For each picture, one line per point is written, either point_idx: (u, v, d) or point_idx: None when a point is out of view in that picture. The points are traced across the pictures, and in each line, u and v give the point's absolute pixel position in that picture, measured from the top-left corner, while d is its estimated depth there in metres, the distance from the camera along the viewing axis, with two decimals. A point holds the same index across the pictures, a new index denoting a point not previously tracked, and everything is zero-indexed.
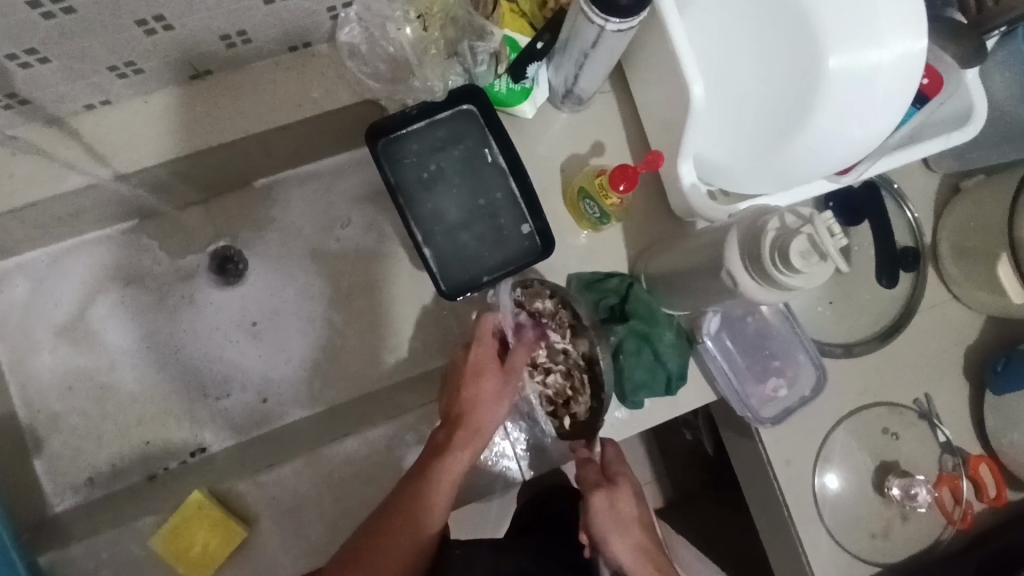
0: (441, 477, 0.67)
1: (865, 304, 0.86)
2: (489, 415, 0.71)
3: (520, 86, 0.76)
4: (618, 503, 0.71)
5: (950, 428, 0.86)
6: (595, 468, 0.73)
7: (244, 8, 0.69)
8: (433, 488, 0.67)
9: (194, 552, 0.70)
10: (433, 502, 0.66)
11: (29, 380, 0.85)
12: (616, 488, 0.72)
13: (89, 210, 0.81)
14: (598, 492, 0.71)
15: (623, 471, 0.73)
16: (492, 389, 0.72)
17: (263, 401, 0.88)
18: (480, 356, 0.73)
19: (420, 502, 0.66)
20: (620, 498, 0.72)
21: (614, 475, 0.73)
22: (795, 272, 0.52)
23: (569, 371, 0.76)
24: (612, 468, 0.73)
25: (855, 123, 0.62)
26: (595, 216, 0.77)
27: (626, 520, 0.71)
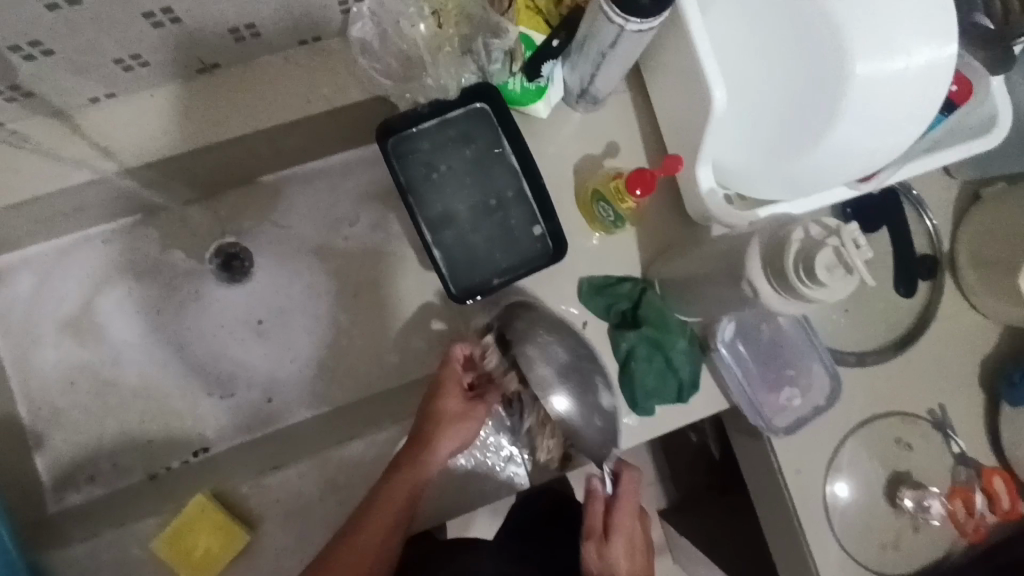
0: (395, 496, 0.66)
1: (880, 312, 0.85)
2: (449, 436, 0.69)
3: (535, 85, 0.74)
4: (612, 561, 0.66)
5: (964, 439, 0.84)
6: (598, 515, 0.68)
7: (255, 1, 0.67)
8: (383, 510, 0.65)
9: (196, 556, 0.70)
10: (383, 527, 0.64)
11: (31, 375, 0.84)
12: (611, 544, 0.66)
13: (94, 204, 0.80)
14: (593, 544, 0.67)
15: (625, 524, 0.67)
16: (453, 409, 0.70)
17: (268, 401, 0.87)
18: (449, 377, 0.71)
19: (371, 526, 0.64)
20: (614, 555, 0.66)
21: (615, 527, 0.67)
22: (818, 285, 0.51)
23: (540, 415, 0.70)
24: (615, 518, 0.67)
25: (881, 131, 0.61)
26: (610, 219, 0.76)
27: (616, 572, 0.66)
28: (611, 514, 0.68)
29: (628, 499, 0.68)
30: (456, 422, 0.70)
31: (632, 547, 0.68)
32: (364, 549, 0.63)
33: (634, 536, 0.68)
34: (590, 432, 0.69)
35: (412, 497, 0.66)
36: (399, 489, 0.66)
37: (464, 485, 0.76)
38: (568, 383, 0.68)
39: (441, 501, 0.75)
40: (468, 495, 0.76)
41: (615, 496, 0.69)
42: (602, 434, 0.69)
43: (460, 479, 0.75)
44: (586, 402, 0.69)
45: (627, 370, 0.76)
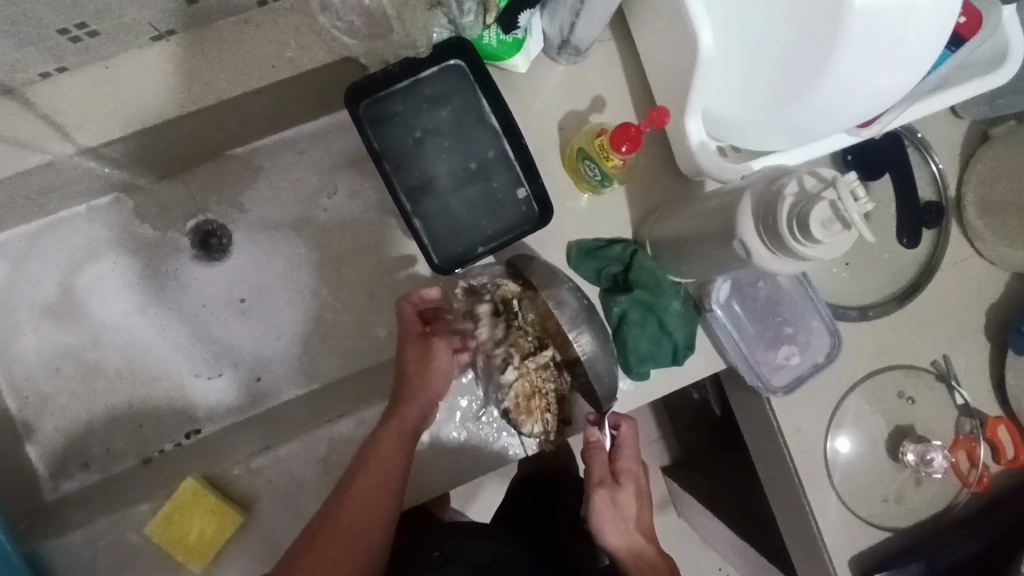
0: (389, 449, 0.66)
1: (882, 263, 0.82)
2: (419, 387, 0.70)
3: (512, 37, 0.69)
4: (621, 504, 0.71)
5: (969, 390, 0.82)
6: (604, 462, 0.72)
7: None
8: (378, 463, 0.65)
9: (190, 540, 0.68)
10: (382, 475, 0.65)
11: (15, 363, 0.83)
12: (622, 488, 0.71)
13: (61, 185, 0.77)
14: (604, 490, 0.70)
15: (629, 469, 0.72)
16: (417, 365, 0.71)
17: (257, 380, 0.86)
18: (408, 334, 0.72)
19: (360, 492, 0.64)
20: (623, 498, 0.71)
21: (621, 471, 0.72)
22: (814, 243, 0.47)
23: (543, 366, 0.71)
24: (621, 464, 0.72)
25: (880, 73, 0.56)
26: (597, 177, 0.72)
27: (629, 515, 0.71)
28: (614, 461, 0.73)
29: (629, 445, 0.73)
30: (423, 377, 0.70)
31: (637, 491, 0.72)
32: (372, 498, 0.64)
33: (641, 482, 0.73)
34: (602, 378, 0.69)
35: (408, 447, 0.67)
36: (393, 440, 0.67)
37: (460, 457, 0.74)
38: (586, 326, 0.68)
39: (440, 472, 0.73)
40: (463, 468, 0.74)
41: (614, 446, 0.73)
42: (610, 381, 0.69)
43: (453, 453, 0.73)
44: (602, 347, 0.68)
45: (619, 335, 0.73)
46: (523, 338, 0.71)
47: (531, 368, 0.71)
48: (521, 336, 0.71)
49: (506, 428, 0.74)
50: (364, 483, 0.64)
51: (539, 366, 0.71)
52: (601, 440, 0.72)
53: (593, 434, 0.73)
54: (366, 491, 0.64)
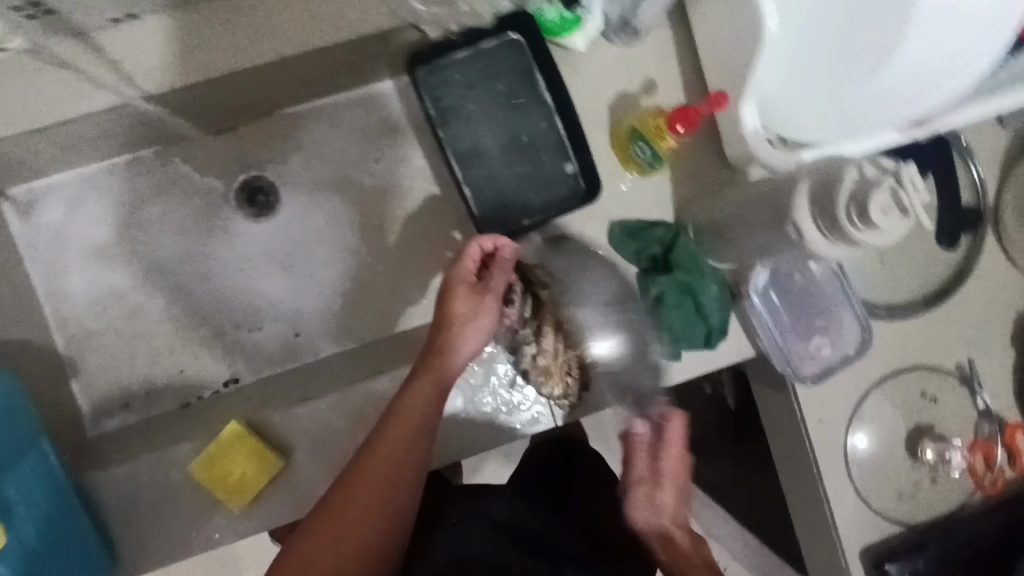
0: (421, 396, 0.65)
1: (916, 266, 0.83)
2: (461, 338, 0.68)
3: (573, 13, 0.69)
4: (659, 501, 0.68)
5: (991, 394, 0.84)
6: (646, 466, 0.69)
7: None
8: (400, 424, 0.64)
9: (232, 481, 0.70)
10: (409, 430, 0.64)
11: (65, 301, 0.85)
12: (663, 488, 0.68)
13: (121, 131, 0.79)
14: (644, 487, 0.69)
15: (674, 468, 0.68)
16: (461, 313, 0.69)
17: (295, 335, 0.88)
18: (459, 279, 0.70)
19: (379, 459, 0.62)
20: (663, 497, 0.68)
21: (662, 472, 0.68)
22: (871, 228, 0.49)
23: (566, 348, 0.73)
24: (665, 462, 0.68)
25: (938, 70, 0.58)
26: (647, 158, 0.73)
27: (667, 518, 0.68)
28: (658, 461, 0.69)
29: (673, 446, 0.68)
30: (464, 324, 0.69)
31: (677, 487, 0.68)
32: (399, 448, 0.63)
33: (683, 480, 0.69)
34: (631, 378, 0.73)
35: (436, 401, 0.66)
36: (425, 388, 0.66)
37: (490, 426, 0.76)
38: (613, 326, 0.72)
39: (468, 436, 0.76)
40: (492, 434, 0.76)
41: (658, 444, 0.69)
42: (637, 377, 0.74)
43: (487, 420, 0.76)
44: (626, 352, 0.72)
45: (654, 316, 0.75)
46: (550, 293, 0.72)
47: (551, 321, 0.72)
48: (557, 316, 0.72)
49: (537, 402, 0.76)
50: (379, 457, 0.62)
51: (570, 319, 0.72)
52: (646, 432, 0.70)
53: (638, 427, 0.70)
54: (380, 466, 0.62)
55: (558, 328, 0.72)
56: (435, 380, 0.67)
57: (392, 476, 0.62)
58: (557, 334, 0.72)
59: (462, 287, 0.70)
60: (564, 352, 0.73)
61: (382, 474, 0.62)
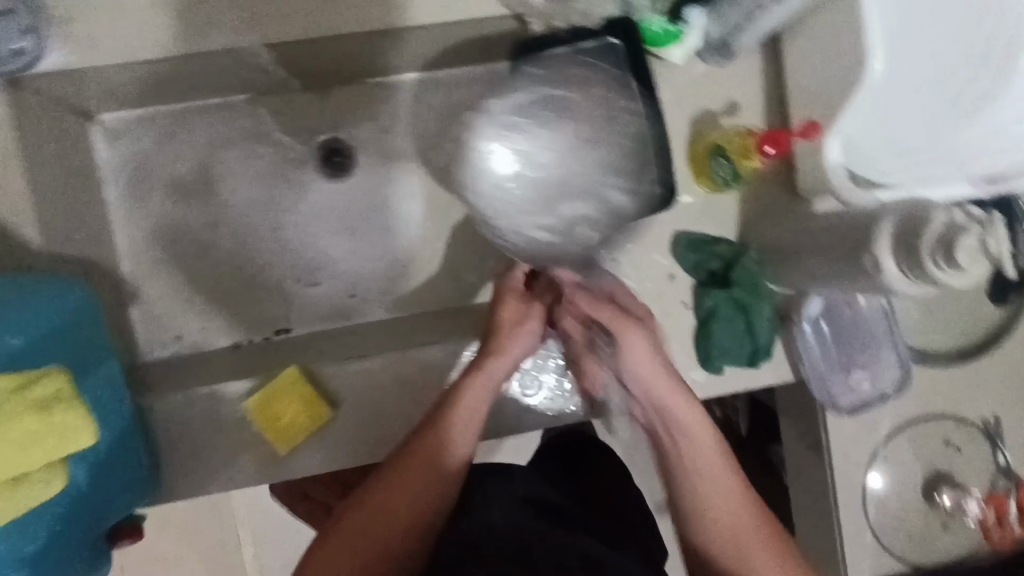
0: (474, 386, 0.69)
1: (958, 318, 0.86)
2: (510, 342, 0.71)
3: (676, 28, 0.72)
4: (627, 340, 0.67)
5: (1013, 453, 0.86)
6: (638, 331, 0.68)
7: None
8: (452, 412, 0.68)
9: (281, 424, 0.73)
10: (460, 419, 0.68)
11: (137, 229, 0.88)
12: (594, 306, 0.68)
13: (220, 74, 0.82)
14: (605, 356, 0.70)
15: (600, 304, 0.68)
16: (512, 316, 0.72)
17: (350, 296, 0.90)
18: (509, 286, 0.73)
19: (429, 441, 0.66)
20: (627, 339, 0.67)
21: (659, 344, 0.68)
22: (953, 268, 0.51)
23: None
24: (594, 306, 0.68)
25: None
26: (724, 176, 0.78)
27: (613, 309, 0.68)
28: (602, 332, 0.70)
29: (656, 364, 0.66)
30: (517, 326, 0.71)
31: (716, 447, 0.65)
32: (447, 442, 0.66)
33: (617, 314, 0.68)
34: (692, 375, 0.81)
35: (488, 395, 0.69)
36: (475, 389, 0.69)
37: (532, 412, 0.79)
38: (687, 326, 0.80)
39: (510, 423, 0.79)
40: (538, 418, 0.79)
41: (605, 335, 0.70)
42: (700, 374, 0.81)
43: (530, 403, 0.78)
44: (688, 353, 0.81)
45: (706, 327, 0.79)
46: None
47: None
48: None
49: (581, 399, 0.79)
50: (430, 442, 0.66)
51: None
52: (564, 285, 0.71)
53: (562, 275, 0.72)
54: (430, 450, 0.66)
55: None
56: (483, 383, 0.69)
57: (440, 455, 0.66)
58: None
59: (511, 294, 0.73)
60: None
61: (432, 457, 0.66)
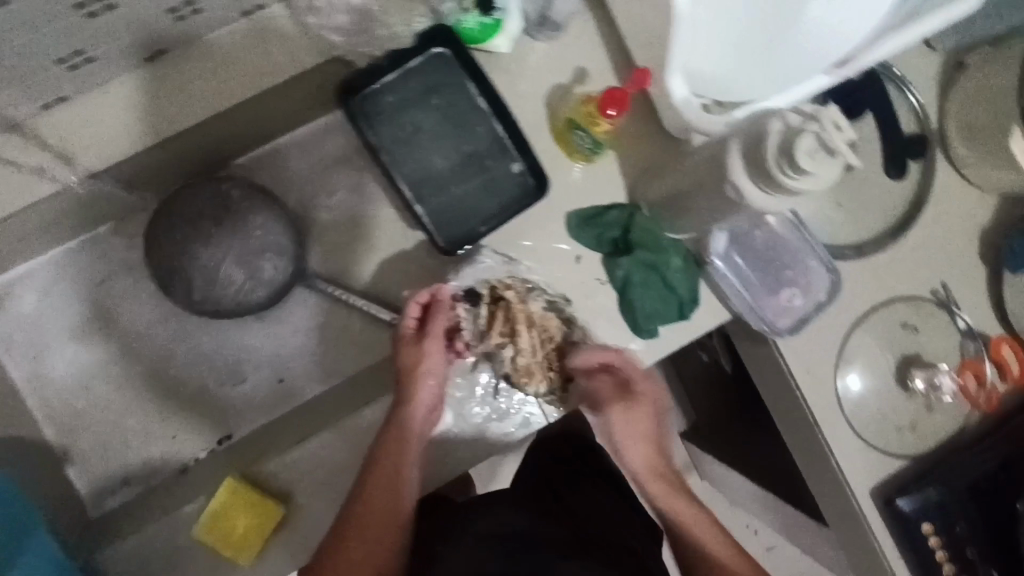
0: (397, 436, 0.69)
1: (875, 200, 0.84)
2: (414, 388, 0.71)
3: (490, 19, 0.70)
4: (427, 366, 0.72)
5: (970, 314, 0.85)
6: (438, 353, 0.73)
7: None
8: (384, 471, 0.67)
9: (236, 535, 0.71)
10: (389, 478, 0.67)
11: (47, 389, 0.85)
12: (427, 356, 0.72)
13: (71, 212, 0.79)
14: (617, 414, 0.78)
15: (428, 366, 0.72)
16: (413, 359, 0.72)
17: (280, 381, 0.89)
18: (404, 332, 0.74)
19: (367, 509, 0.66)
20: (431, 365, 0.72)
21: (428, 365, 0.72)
22: (800, 174, 0.49)
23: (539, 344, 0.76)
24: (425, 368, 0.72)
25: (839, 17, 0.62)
26: (588, 146, 0.75)
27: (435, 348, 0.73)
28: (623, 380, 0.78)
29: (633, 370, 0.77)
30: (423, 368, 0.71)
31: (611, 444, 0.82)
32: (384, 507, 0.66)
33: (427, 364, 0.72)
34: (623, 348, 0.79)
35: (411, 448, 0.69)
36: (397, 449, 0.68)
37: (484, 433, 0.77)
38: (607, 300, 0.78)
39: (466, 452, 0.77)
40: (485, 443, 0.77)
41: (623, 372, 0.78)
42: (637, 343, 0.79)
43: (475, 428, 0.76)
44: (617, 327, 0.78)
45: (626, 297, 0.77)
46: (515, 294, 0.75)
47: (520, 322, 0.75)
48: (522, 316, 0.75)
49: (518, 412, 0.77)
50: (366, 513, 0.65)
51: (540, 314, 0.76)
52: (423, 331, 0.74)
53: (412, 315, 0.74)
54: (369, 518, 0.66)
55: (531, 324, 0.76)
56: (399, 440, 0.69)
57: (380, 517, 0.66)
58: (531, 329, 0.76)
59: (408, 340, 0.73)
60: (542, 347, 0.76)
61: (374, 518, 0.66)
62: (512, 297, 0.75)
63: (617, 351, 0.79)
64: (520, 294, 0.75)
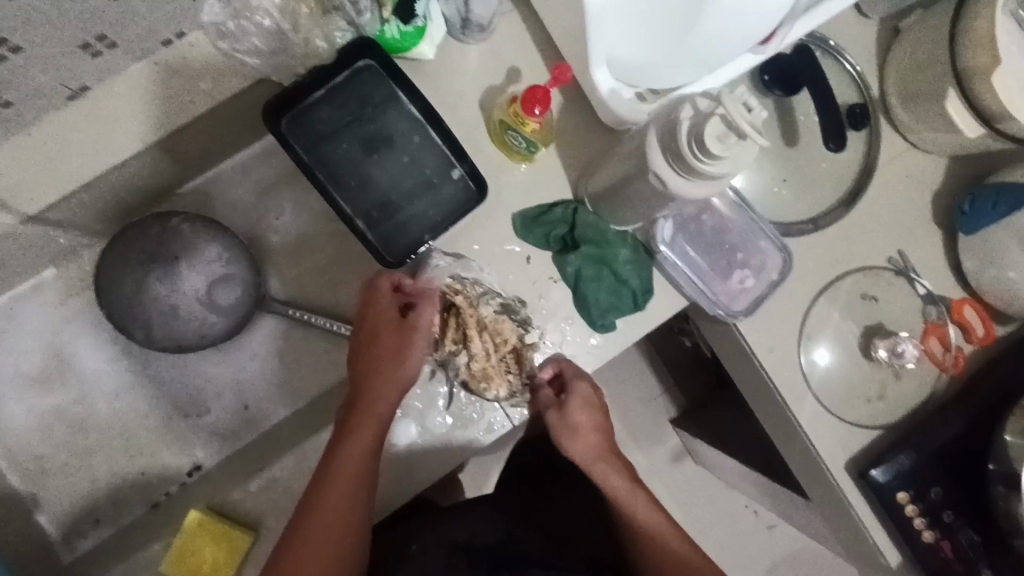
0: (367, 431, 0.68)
1: (822, 173, 0.83)
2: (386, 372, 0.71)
3: (412, 27, 0.71)
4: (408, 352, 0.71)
5: (929, 279, 0.84)
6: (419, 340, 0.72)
7: (113, 16, 0.61)
8: (342, 464, 0.67)
9: (206, 568, 0.72)
10: (352, 471, 0.66)
11: (10, 436, 0.85)
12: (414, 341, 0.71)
13: (15, 256, 0.79)
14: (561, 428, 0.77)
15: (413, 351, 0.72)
16: (390, 347, 0.71)
17: (245, 407, 0.88)
18: (377, 315, 0.72)
19: (325, 509, 0.65)
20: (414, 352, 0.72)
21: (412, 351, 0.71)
22: (716, 159, 0.50)
23: (493, 347, 0.74)
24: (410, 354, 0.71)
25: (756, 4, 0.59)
26: (523, 146, 0.74)
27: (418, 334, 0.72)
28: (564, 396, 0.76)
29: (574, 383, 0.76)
30: (395, 358, 0.71)
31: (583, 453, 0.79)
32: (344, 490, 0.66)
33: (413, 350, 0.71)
34: (581, 345, 0.78)
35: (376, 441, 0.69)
36: (362, 440, 0.68)
37: (448, 442, 0.76)
38: (561, 297, 0.78)
39: (431, 461, 0.76)
40: (451, 454, 0.76)
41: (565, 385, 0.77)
42: (595, 339, 0.78)
43: (439, 440, 0.76)
44: (572, 324, 0.78)
45: (579, 293, 0.76)
46: (465, 299, 0.73)
47: (471, 327, 0.73)
48: (474, 320, 0.73)
49: (482, 420, 0.76)
50: (326, 511, 0.65)
51: (491, 317, 0.74)
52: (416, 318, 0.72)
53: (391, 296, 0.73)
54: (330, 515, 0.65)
55: (482, 329, 0.74)
56: (366, 428, 0.69)
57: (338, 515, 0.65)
58: (483, 333, 0.74)
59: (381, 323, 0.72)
60: (496, 351, 0.74)
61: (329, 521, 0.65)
62: (461, 302, 0.73)
63: (575, 348, 0.78)
64: (470, 298, 0.73)
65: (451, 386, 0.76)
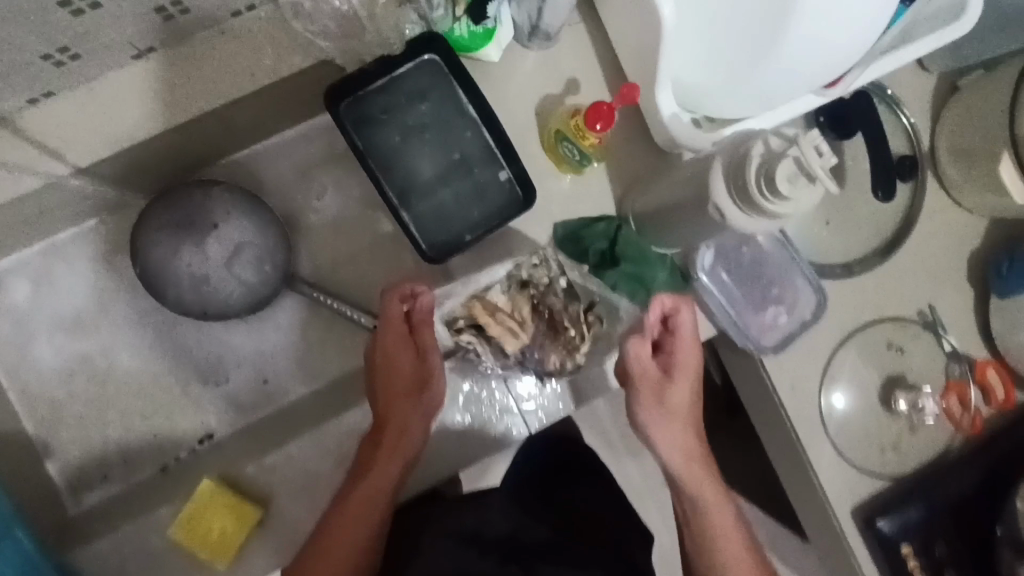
0: (387, 466, 0.68)
1: (863, 219, 0.84)
2: (408, 403, 0.70)
3: (481, 28, 0.72)
4: (425, 374, 0.70)
5: (956, 336, 0.85)
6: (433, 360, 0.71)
7: None
8: (366, 489, 0.68)
9: (213, 535, 0.71)
10: (370, 496, 0.67)
11: (29, 383, 0.85)
12: (429, 361, 0.70)
13: (58, 207, 0.80)
14: (651, 392, 0.69)
15: (431, 372, 0.70)
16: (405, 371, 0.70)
17: (264, 381, 0.89)
18: (392, 339, 0.71)
19: (340, 527, 0.66)
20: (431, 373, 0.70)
21: (427, 373, 0.70)
22: (782, 199, 0.51)
23: (520, 319, 0.73)
24: (427, 376, 0.70)
25: (828, 41, 0.60)
26: (576, 158, 0.75)
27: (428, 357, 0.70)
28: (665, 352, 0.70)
29: (685, 337, 0.69)
30: (412, 388, 0.70)
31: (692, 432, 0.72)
32: (364, 515, 0.67)
33: (428, 372, 0.70)
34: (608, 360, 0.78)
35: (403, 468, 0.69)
36: (383, 469, 0.68)
37: (466, 440, 0.76)
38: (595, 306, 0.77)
39: (446, 456, 0.76)
40: (467, 451, 0.77)
41: (668, 336, 0.70)
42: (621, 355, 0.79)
43: (457, 437, 0.76)
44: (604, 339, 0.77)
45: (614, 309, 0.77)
46: (472, 301, 0.73)
47: (482, 313, 0.73)
48: (489, 309, 0.73)
49: (502, 422, 0.77)
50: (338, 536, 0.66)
51: (504, 297, 0.73)
52: (428, 335, 0.70)
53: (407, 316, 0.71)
54: (340, 538, 0.66)
55: (496, 311, 0.73)
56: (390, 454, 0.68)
57: (356, 548, 0.66)
58: (501, 314, 0.73)
59: (397, 344, 0.71)
60: (520, 318, 0.73)
61: (344, 545, 0.66)
62: (474, 304, 0.73)
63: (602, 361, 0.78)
64: (482, 297, 0.73)
65: (474, 384, 0.77)
